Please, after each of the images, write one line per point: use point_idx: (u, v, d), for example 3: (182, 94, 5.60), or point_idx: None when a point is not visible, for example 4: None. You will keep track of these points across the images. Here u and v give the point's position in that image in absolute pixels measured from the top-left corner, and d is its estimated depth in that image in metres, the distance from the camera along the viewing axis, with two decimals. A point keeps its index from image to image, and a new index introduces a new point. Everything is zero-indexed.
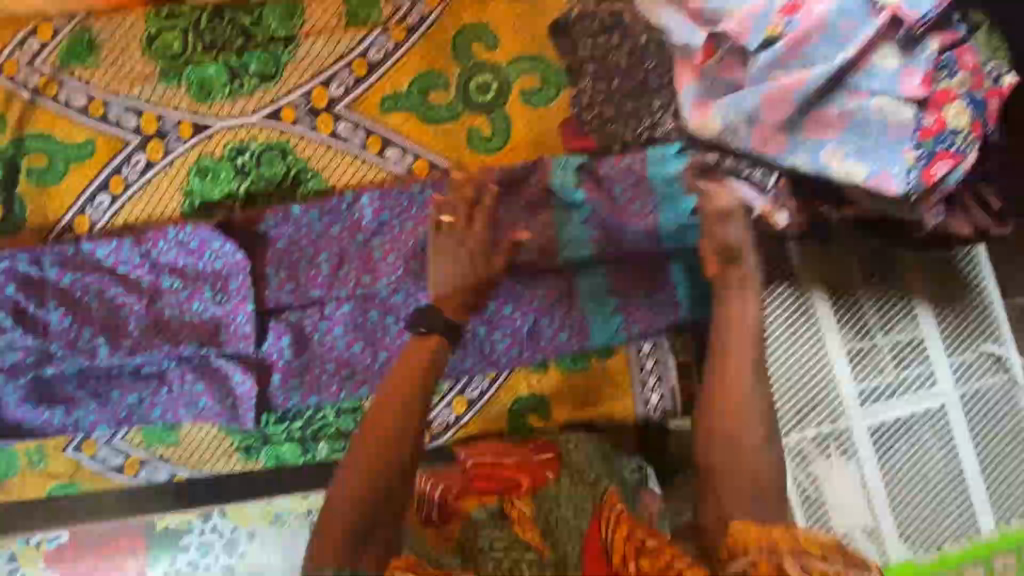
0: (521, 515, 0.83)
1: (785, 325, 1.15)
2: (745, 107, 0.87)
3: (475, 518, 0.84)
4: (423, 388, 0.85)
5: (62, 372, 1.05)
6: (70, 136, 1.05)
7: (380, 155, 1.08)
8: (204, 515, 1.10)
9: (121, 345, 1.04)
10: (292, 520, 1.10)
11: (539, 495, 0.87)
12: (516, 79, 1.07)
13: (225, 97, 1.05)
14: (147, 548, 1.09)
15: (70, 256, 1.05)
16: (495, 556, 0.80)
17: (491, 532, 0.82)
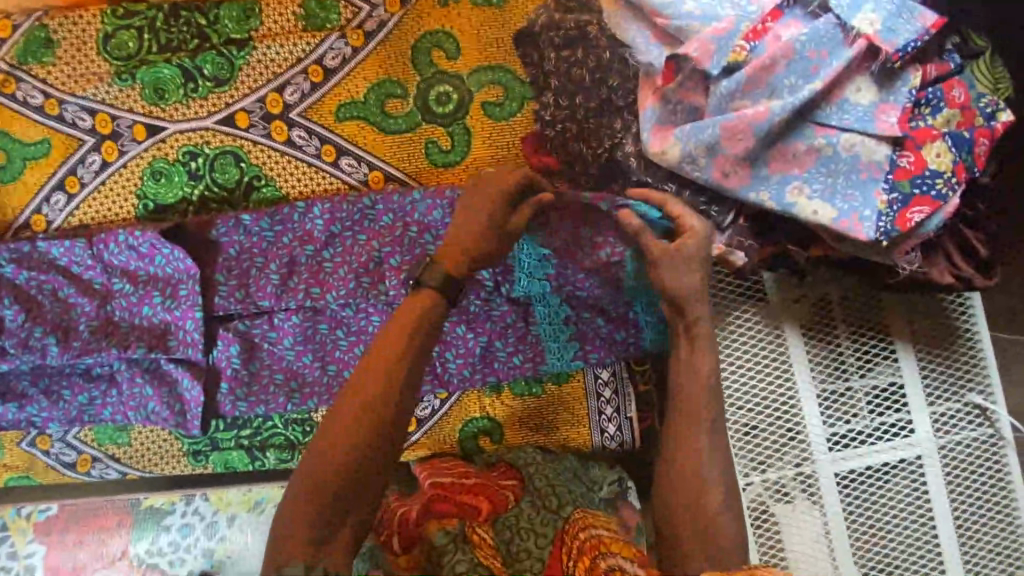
0: (482, 541, 0.81)
1: (752, 361, 1.08)
2: (704, 136, 0.81)
3: (436, 542, 0.80)
4: (415, 347, 0.80)
5: (15, 368, 1.06)
6: (26, 134, 1.05)
7: (335, 164, 1.05)
8: (187, 498, 1.17)
9: (71, 346, 1.04)
10: (269, 507, 1.15)
11: (498, 521, 0.87)
12: (476, 91, 1.03)
13: (180, 99, 1.03)
14: (131, 525, 1.15)
15: (26, 254, 1.05)
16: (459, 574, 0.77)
17: (453, 557, 0.78)
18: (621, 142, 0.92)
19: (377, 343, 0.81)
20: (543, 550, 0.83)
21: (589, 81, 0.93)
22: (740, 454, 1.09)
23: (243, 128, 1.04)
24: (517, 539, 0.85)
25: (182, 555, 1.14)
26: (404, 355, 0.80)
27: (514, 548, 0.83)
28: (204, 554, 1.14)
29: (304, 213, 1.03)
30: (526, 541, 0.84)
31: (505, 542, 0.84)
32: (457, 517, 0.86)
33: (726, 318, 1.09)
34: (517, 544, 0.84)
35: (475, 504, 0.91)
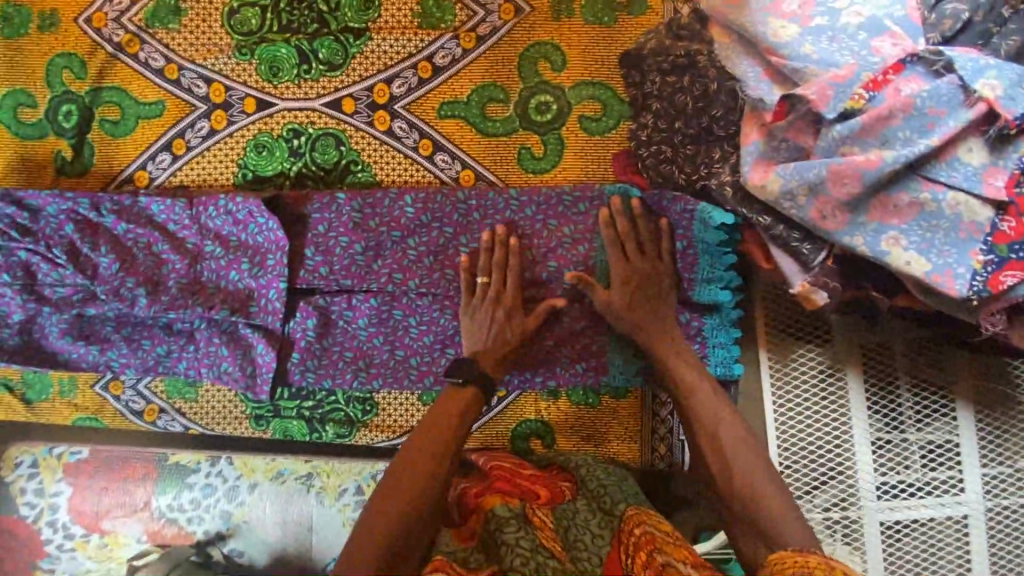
0: (543, 524, 0.90)
1: (810, 402, 1.09)
2: (809, 177, 0.83)
3: (498, 514, 0.88)
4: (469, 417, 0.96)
5: (102, 313, 1.11)
6: (143, 94, 1.10)
7: (430, 158, 1.09)
8: (213, 459, 1.23)
9: (158, 300, 1.08)
10: (291, 480, 1.21)
11: (559, 507, 0.94)
12: (576, 105, 1.06)
13: (292, 78, 1.08)
14: (156, 479, 1.22)
15: (127, 207, 1.10)
16: (520, 552, 0.83)
17: (516, 531, 0.86)
18: (717, 171, 0.95)
19: (424, 425, 0.94)
20: (601, 546, 0.87)
21: (692, 108, 0.97)
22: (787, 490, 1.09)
23: (348, 113, 1.08)
24: (577, 530, 0.90)
25: (202, 513, 1.21)
26: (454, 430, 0.93)
27: (573, 536, 0.90)
28: (222, 515, 1.21)
29: (395, 200, 1.07)
30: (583, 535, 0.89)
31: (566, 529, 0.90)
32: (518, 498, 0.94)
33: (789, 355, 1.10)
34: (576, 532, 0.90)
35: (532, 489, 0.97)
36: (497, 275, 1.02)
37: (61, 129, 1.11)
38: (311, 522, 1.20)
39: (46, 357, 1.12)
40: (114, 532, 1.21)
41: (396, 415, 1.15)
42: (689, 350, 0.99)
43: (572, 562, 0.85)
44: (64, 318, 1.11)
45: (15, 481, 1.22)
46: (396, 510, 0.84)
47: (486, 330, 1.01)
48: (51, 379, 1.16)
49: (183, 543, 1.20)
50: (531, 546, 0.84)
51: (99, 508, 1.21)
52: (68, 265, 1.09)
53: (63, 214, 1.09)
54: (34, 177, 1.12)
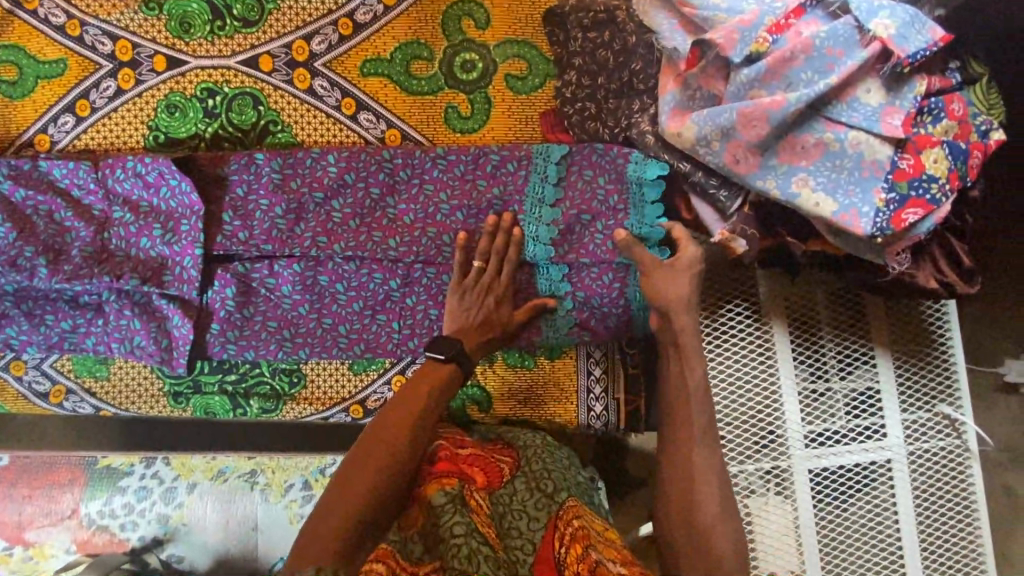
0: (478, 508, 0.88)
1: (739, 355, 1.12)
2: (721, 121, 0.85)
3: (435, 502, 0.84)
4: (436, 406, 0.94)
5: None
6: (42, 52, 1.03)
7: (353, 118, 1.06)
8: (147, 462, 1.32)
9: (60, 270, 1.01)
10: (232, 477, 1.30)
11: (495, 494, 0.93)
12: (501, 62, 1.05)
13: (204, 36, 1.03)
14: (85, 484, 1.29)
15: (25, 172, 1.03)
16: (455, 541, 0.79)
17: (451, 518, 0.82)
18: (637, 121, 0.95)
19: (380, 419, 0.92)
20: (535, 533, 0.86)
21: (613, 62, 0.97)
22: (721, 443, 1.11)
23: (266, 72, 1.04)
24: (511, 516, 0.89)
25: (136, 519, 1.27)
26: (415, 422, 0.91)
27: (507, 523, 0.88)
28: (159, 520, 1.28)
29: (318, 162, 1.04)
30: (518, 520, 0.88)
31: (500, 514, 0.89)
32: (456, 479, 0.91)
33: (718, 310, 1.12)
34: (511, 518, 0.88)
35: (470, 474, 0.94)
36: (494, 261, 1.00)
37: None
38: (255, 522, 1.27)
39: None
40: (40, 544, 1.27)
41: (325, 386, 1.10)
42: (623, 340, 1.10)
43: (505, 549, 0.84)
44: None
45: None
46: (362, 483, 0.84)
47: (475, 311, 0.99)
48: None
49: (115, 549, 1.27)
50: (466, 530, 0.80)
51: (21, 518, 1.26)
52: None
53: None
54: None
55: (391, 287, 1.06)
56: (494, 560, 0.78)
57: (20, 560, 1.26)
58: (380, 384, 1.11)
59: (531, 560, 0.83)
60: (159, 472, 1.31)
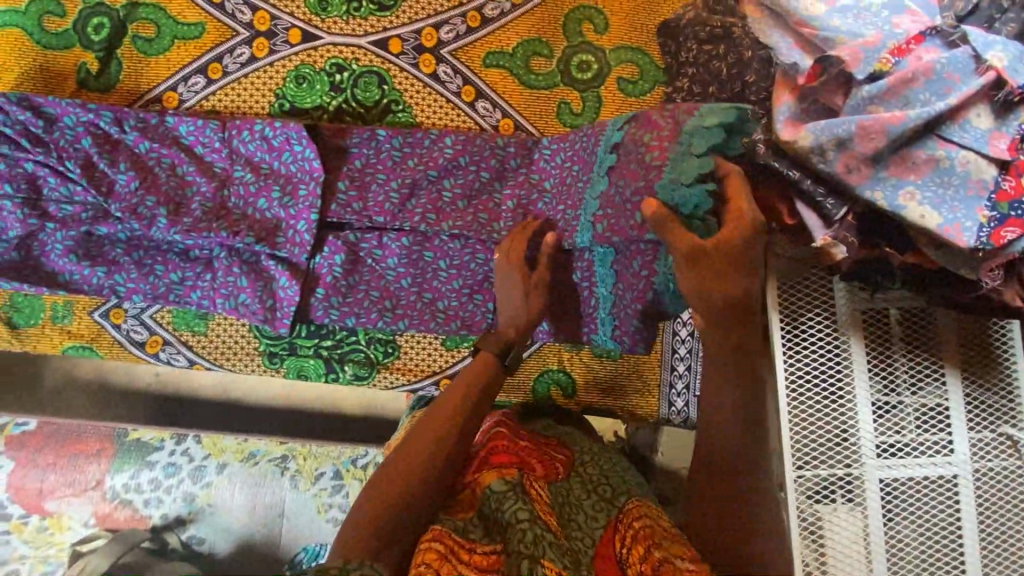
0: (539, 497, 0.82)
1: (818, 363, 1.16)
2: (839, 132, 0.91)
3: (495, 489, 0.79)
4: (481, 395, 0.88)
5: (113, 234, 1.06)
6: (183, 14, 1.07)
7: (471, 105, 1.11)
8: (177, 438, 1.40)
9: (179, 222, 1.03)
10: (262, 461, 1.39)
11: (553, 484, 0.86)
12: (615, 66, 1.12)
13: (341, 15, 1.08)
14: (111, 457, 1.37)
15: (152, 126, 1.07)
16: (522, 527, 0.73)
17: (515, 504, 0.77)
18: None
19: (430, 408, 0.87)
20: (595, 530, 0.81)
21: (726, 74, 1.04)
22: (795, 446, 1.14)
23: (394, 53, 1.09)
24: (570, 509, 0.84)
25: (161, 496, 1.36)
26: (463, 409, 0.85)
27: (566, 514, 0.83)
28: (184, 499, 1.36)
29: (436, 144, 1.09)
30: (575, 514, 0.83)
31: (559, 505, 0.84)
32: (516, 467, 0.84)
33: (800, 319, 1.16)
34: (569, 511, 0.83)
35: (529, 461, 0.88)
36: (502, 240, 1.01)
37: (90, 41, 1.07)
38: (283, 507, 1.38)
39: (46, 276, 1.05)
40: (57, 514, 1.34)
41: (417, 358, 1.14)
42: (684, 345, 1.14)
43: (567, 540, 0.78)
44: (68, 236, 1.04)
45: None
46: (402, 474, 0.78)
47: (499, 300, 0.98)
48: (44, 302, 1.08)
49: (136, 526, 1.34)
50: (530, 519, 0.74)
51: (44, 486, 1.35)
52: (82, 179, 1.04)
53: (81, 127, 1.05)
54: (53, 89, 1.07)
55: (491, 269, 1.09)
56: (560, 548, 0.73)
57: (36, 528, 1.34)
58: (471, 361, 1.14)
59: (592, 552, 0.78)
60: (190, 449, 1.40)
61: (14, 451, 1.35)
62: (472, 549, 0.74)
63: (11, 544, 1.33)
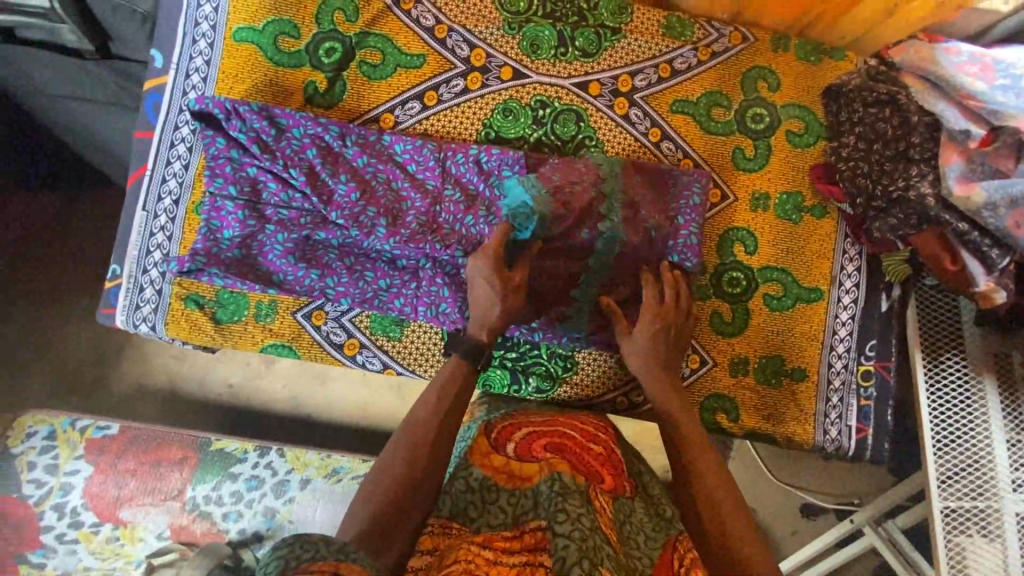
0: (603, 508, 0.90)
1: (953, 400, 1.26)
2: (1011, 191, 1.04)
3: (568, 482, 0.87)
4: (459, 398, 1.00)
5: (328, 240, 1.11)
6: (408, 46, 1.18)
7: (656, 145, 1.22)
8: (261, 451, 1.42)
9: (397, 232, 1.09)
10: (346, 477, 1.41)
11: (618, 501, 0.95)
12: (785, 120, 1.25)
13: (549, 57, 1.20)
14: (193, 468, 1.38)
15: (369, 143, 1.14)
16: (577, 528, 0.80)
17: (580, 509, 0.83)
18: (916, 184, 1.12)
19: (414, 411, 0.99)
20: (653, 550, 0.88)
21: (892, 134, 1.17)
22: (932, 477, 1.23)
23: (593, 95, 1.21)
24: (631, 529, 0.91)
25: (242, 510, 1.36)
26: (449, 413, 0.98)
27: (627, 532, 0.91)
28: (264, 514, 1.36)
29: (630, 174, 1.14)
30: (636, 535, 0.91)
31: (621, 523, 0.91)
32: (585, 476, 0.93)
33: (936, 359, 1.28)
34: (630, 530, 0.91)
35: (600, 472, 0.97)
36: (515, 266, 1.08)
37: (319, 62, 1.16)
38: None
39: (262, 275, 1.10)
40: (131, 525, 1.34)
41: (593, 375, 1.19)
42: (831, 377, 1.24)
43: (626, 557, 0.85)
44: (288, 238, 1.10)
45: (23, 455, 1.36)
46: (400, 467, 0.91)
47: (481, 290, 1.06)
48: (249, 300, 1.13)
49: (214, 540, 1.34)
50: (591, 525, 0.81)
51: (120, 495, 1.35)
52: (306, 187, 1.08)
53: (306, 139, 1.11)
54: (280, 102, 1.16)
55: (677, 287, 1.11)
56: (616, 561, 0.80)
57: (105, 539, 1.33)
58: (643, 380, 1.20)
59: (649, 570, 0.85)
60: (273, 463, 1.41)
61: (93, 455, 1.37)
62: (516, 539, 0.83)
63: (77, 555, 1.31)
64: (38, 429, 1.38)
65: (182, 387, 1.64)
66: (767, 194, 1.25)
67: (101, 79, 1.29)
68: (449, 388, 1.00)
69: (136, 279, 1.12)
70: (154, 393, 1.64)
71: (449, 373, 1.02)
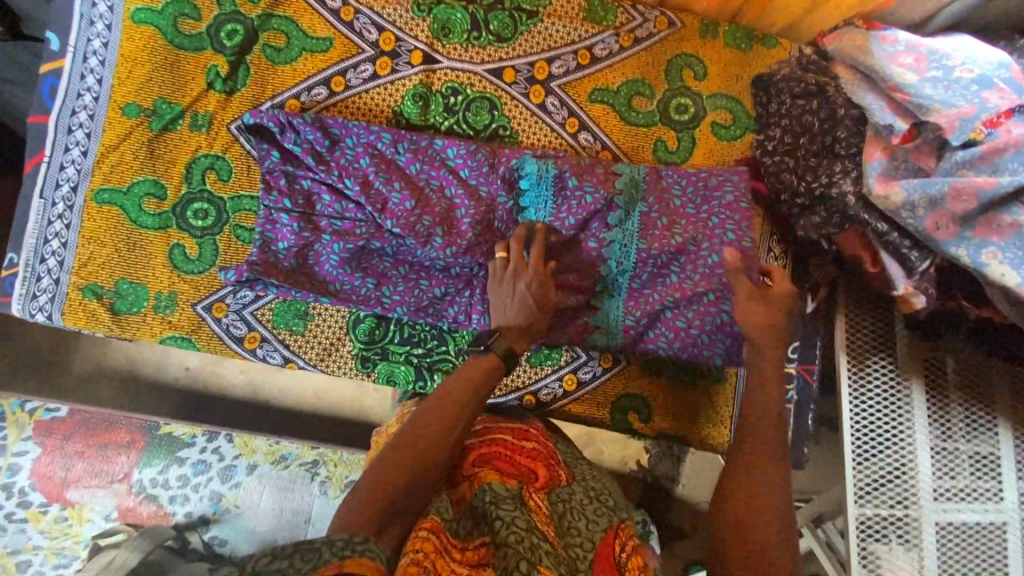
0: (537, 507, 0.85)
1: (878, 408, 1.21)
2: (931, 190, 0.97)
3: (495, 489, 0.83)
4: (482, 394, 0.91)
5: (286, 220, 1.05)
6: (313, 29, 1.13)
7: (573, 136, 1.17)
8: (211, 436, 1.38)
9: (312, 224, 1.06)
10: (294, 463, 1.39)
11: (554, 493, 0.91)
12: (710, 111, 1.20)
13: (461, 42, 1.15)
14: (142, 450, 1.35)
15: (321, 123, 1.06)
16: (513, 528, 0.75)
17: (512, 510, 0.79)
18: (838, 181, 1.08)
19: (430, 401, 0.91)
20: (595, 533, 0.84)
21: (818, 127, 1.11)
22: (854, 486, 1.19)
23: (507, 82, 1.16)
24: (570, 518, 0.86)
25: (188, 493, 1.34)
26: (465, 408, 0.89)
27: (567, 522, 0.86)
28: (211, 498, 1.33)
29: (659, 176, 1.09)
30: (576, 522, 0.86)
31: (560, 514, 0.87)
32: (516, 478, 0.89)
33: (866, 364, 1.21)
34: (569, 520, 0.86)
35: (532, 469, 0.94)
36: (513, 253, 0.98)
37: (221, 45, 1.12)
38: (310, 514, 1.36)
39: (208, 268, 1.11)
40: (79, 505, 1.31)
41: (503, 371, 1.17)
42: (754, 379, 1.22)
43: (565, 549, 0.80)
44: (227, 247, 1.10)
45: None
46: (409, 460, 0.83)
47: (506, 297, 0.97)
48: (149, 291, 1.10)
49: (159, 523, 1.31)
50: (526, 525, 0.76)
51: (67, 476, 1.31)
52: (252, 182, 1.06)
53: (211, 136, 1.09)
54: (179, 87, 1.12)
55: (701, 294, 1.02)
56: (555, 556, 0.74)
57: (53, 519, 1.30)
58: (553, 379, 1.17)
59: (591, 558, 0.80)
60: (221, 448, 1.37)
61: (41, 436, 1.32)
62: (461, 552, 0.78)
63: (25, 534, 1.28)
64: None
65: (142, 371, 1.61)
66: None
67: (6, 55, 1.19)
68: (473, 383, 0.91)
69: (33, 267, 1.08)
70: (106, 377, 1.62)
71: (479, 364, 0.92)
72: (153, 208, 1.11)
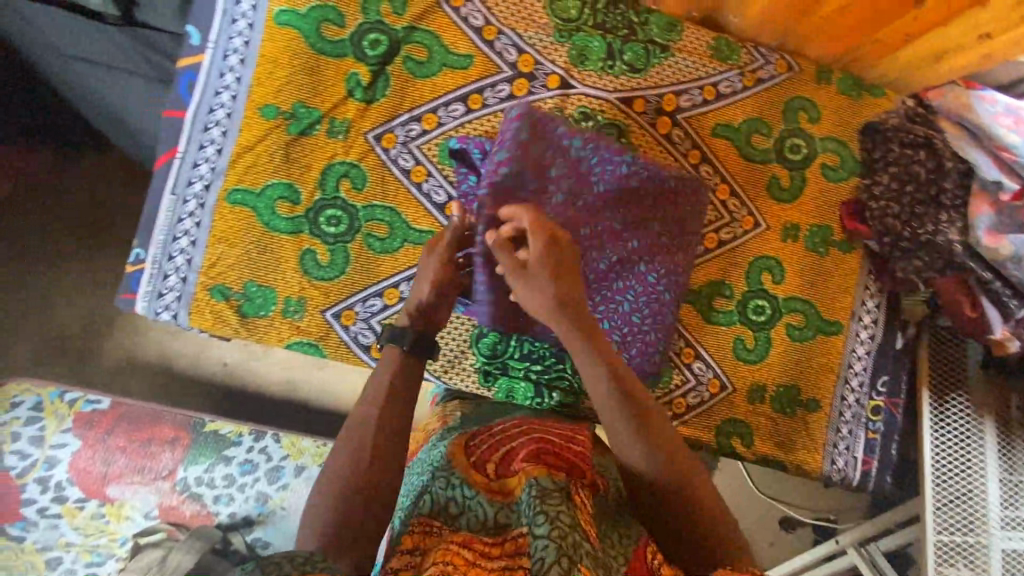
0: (582, 504, 0.76)
1: (952, 438, 1.22)
2: None
3: (542, 482, 0.74)
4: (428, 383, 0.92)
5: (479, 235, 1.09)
6: (456, 45, 1.15)
7: (694, 167, 1.22)
8: (258, 436, 1.33)
9: None
10: None
11: (597, 496, 0.83)
12: (822, 153, 1.27)
13: (596, 69, 1.18)
14: (187, 447, 1.30)
15: (522, 144, 1.07)
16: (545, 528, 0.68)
17: (558, 504, 0.71)
18: (945, 229, 1.14)
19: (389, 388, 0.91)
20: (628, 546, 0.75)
21: (925, 177, 1.17)
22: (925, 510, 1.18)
23: (638, 112, 1.20)
24: (605, 524, 0.78)
25: (233, 493, 1.29)
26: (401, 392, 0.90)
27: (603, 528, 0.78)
28: (257, 499, 1.29)
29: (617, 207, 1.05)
30: (608, 530, 0.77)
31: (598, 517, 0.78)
32: (564, 471, 0.79)
33: (944, 399, 1.24)
34: (604, 526, 0.78)
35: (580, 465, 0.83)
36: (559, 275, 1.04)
37: (363, 54, 1.12)
38: None
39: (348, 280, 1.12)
40: (118, 502, 1.25)
41: None
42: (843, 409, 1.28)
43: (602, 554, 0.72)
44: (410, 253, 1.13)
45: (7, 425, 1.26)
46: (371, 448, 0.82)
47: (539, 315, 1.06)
48: (278, 293, 1.10)
49: (203, 522, 1.26)
50: (572, 520, 0.69)
51: (108, 471, 1.26)
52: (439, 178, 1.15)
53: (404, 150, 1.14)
54: (320, 91, 1.12)
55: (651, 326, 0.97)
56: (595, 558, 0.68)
57: (90, 515, 1.24)
58: (664, 402, 1.23)
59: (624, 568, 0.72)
60: (268, 448, 1.32)
61: (82, 429, 1.27)
62: (498, 546, 0.73)
63: (59, 530, 1.23)
64: (24, 400, 1.27)
65: (175, 363, 1.44)
66: (797, 226, 1.27)
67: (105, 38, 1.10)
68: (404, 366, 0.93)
69: (159, 265, 1.08)
70: (141, 369, 1.42)
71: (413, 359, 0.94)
72: (286, 212, 1.10)
